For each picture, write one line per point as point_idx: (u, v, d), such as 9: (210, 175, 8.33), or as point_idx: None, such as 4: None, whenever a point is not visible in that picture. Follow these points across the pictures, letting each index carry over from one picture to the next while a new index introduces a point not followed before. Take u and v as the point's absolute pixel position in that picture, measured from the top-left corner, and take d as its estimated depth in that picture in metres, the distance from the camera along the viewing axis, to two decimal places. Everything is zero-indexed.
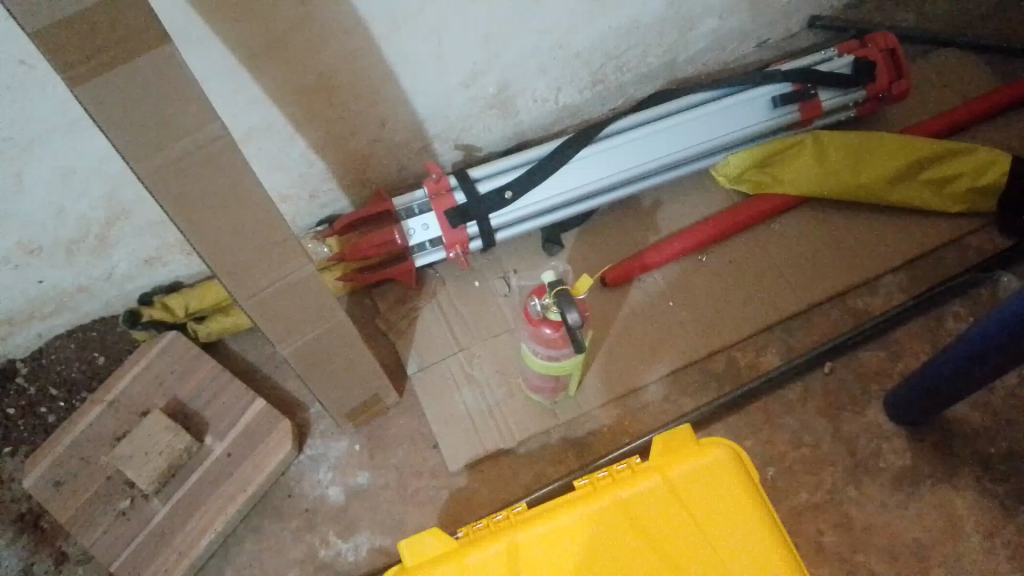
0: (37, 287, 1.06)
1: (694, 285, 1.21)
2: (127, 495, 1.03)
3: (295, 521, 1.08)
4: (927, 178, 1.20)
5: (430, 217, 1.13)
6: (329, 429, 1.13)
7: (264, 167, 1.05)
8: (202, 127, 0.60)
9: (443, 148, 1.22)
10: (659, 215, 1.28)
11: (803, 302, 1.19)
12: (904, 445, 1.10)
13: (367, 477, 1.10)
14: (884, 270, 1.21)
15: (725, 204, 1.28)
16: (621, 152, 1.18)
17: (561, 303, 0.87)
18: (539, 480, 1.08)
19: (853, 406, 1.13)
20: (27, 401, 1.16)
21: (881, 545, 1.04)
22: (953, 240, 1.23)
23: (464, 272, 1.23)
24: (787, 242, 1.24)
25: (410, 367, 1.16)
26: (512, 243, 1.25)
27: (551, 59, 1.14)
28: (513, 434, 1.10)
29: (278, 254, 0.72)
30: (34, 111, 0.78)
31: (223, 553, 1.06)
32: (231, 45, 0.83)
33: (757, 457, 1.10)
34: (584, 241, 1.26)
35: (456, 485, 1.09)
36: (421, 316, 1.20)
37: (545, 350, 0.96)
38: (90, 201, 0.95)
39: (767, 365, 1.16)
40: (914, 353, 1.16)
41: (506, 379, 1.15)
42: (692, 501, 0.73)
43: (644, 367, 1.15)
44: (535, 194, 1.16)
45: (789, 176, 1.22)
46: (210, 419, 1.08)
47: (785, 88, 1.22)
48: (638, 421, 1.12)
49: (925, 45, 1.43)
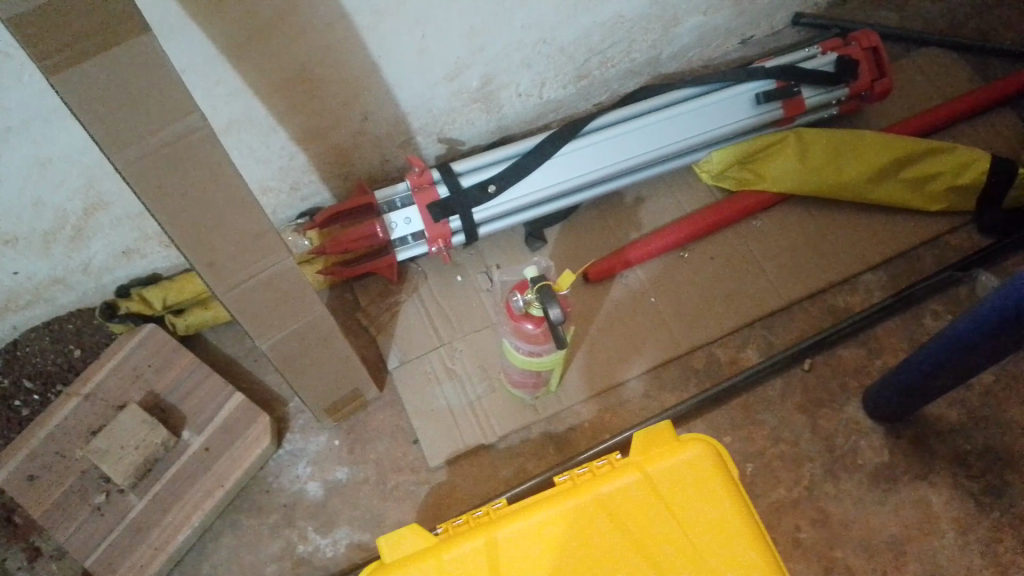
0: (12, 278, 1.04)
1: (676, 281, 1.21)
2: (103, 489, 1.02)
3: (273, 516, 1.07)
4: (908, 177, 1.21)
5: (412, 210, 1.11)
6: (309, 423, 1.13)
7: (244, 159, 1.03)
8: (181, 118, 0.59)
9: (426, 141, 1.21)
10: (642, 211, 1.28)
11: (784, 299, 1.20)
12: (881, 442, 1.11)
13: (347, 472, 1.09)
14: (864, 268, 1.22)
15: (707, 200, 1.29)
16: (605, 147, 1.17)
17: (542, 299, 0.86)
18: (519, 476, 1.08)
19: (832, 403, 1.13)
20: (1, 394, 1.14)
21: (858, 541, 1.05)
22: (931, 239, 1.24)
23: (446, 267, 1.23)
24: (769, 239, 1.25)
25: (391, 362, 1.15)
26: (494, 238, 1.25)
27: (535, 53, 1.14)
28: (494, 429, 1.10)
29: (257, 248, 0.71)
30: (8, 100, 0.77)
31: (200, 548, 1.05)
32: (210, 36, 0.82)
33: (737, 454, 1.10)
34: (567, 236, 1.26)
35: (436, 480, 1.08)
36: (403, 311, 1.19)
37: (527, 345, 0.96)
38: (66, 192, 0.93)
39: (748, 362, 1.17)
40: (892, 350, 1.17)
41: (488, 374, 1.14)
42: (672, 498, 0.74)
43: (625, 363, 1.15)
44: (519, 188, 1.15)
45: (771, 173, 1.22)
46: (188, 413, 1.06)
47: (768, 85, 1.22)
48: (619, 416, 1.12)
49: (907, 44, 1.44)
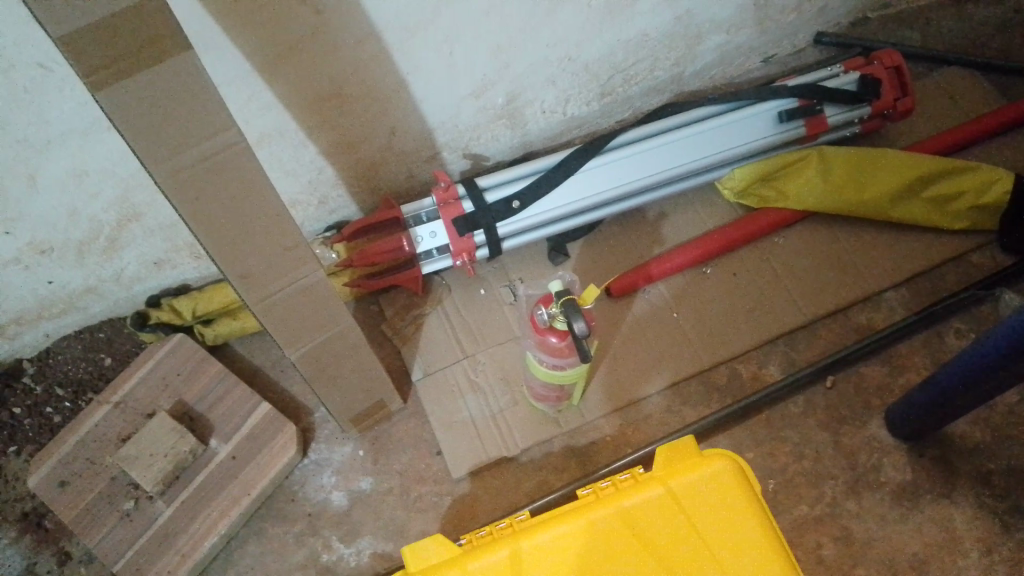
0: (47, 287, 1.06)
1: (698, 296, 1.22)
2: (131, 496, 1.03)
3: (298, 524, 1.08)
4: (932, 195, 1.22)
5: (437, 224, 1.13)
6: (334, 433, 1.14)
7: (275, 173, 1.06)
8: (220, 133, 0.61)
9: (452, 156, 1.23)
10: (664, 227, 1.29)
11: (807, 316, 1.20)
12: (904, 459, 1.11)
13: (371, 482, 1.10)
14: (886, 285, 1.22)
15: (729, 216, 1.30)
16: (628, 163, 1.18)
17: (567, 312, 0.87)
18: (541, 489, 1.09)
19: (855, 419, 1.14)
20: (33, 401, 1.17)
21: (881, 559, 1.04)
22: (955, 257, 1.24)
23: (471, 280, 1.24)
24: (791, 256, 1.25)
25: (415, 374, 1.17)
26: (518, 252, 1.26)
27: (560, 71, 1.16)
28: (517, 442, 1.11)
29: (290, 259, 0.73)
30: (51, 113, 0.79)
31: (226, 554, 1.06)
32: (247, 53, 0.84)
33: (759, 469, 1.11)
34: (590, 250, 1.27)
35: (459, 492, 1.09)
36: (427, 323, 1.21)
37: (550, 359, 0.97)
38: (102, 203, 0.95)
39: (770, 377, 1.17)
40: (915, 368, 1.17)
41: (510, 387, 1.15)
42: (696, 512, 0.74)
43: (645, 379, 1.16)
44: (543, 204, 1.17)
45: (794, 190, 1.23)
46: (215, 422, 1.08)
47: (791, 103, 1.23)
48: (641, 431, 1.13)
49: (929, 63, 1.44)
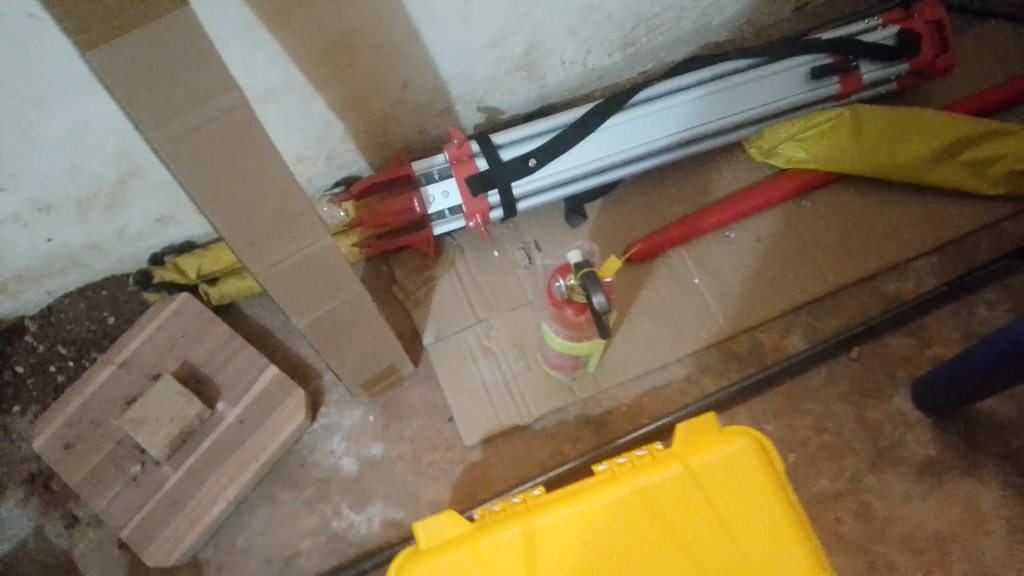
0: (47, 245, 1.03)
1: (719, 262, 1.18)
2: (138, 460, 1.02)
3: (308, 489, 1.06)
4: (969, 158, 1.16)
5: (450, 183, 1.09)
6: (344, 397, 1.11)
7: (282, 128, 1.01)
8: (221, 98, 0.56)
9: (465, 110, 1.18)
10: (686, 187, 1.23)
11: (832, 284, 1.16)
12: (928, 435, 1.08)
13: (382, 448, 1.08)
14: (917, 253, 1.18)
15: (755, 177, 1.24)
16: (652, 120, 1.13)
17: (586, 285, 0.83)
18: (555, 458, 1.07)
19: (879, 392, 1.10)
20: (37, 358, 1.14)
21: (901, 536, 1.03)
22: (989, 225, 1.19)
23: (485, 242, 1.20)
24: (817, 221, 1.20)
25: (427, 337, 1.13)
26: (534, 212, 1.22)
27: (581, 21, 1.09)
28: (530, 409, 1.09)
29: (297, 227, 0.69)
30: (39, 66, 0.74)
31: (235, 519, 1.05)
32: (251, 3, 0.78)
33: (777, 443, 1.08)
34: (609, 212, 1.22)
35: (471, 460, 1.07)
36: (439, 286, 1.17)
37: (567, 330, 0.94)
38: (102, 159, 0.91)
39: (792, 348, 1.14)
40: (943, 341, 1.13)
41: (524, 353, 1.12)
42: (717, 491, 0.72)
43: (664, 347, 1.12)
44: (561, 162, 1.11)
45: (824, 151, 1.17)
46: (222, 385, 1.05)
47: (824, 59, 1.17)
48: (658, 401, 1.10)
49: (971, 16, 1.36)
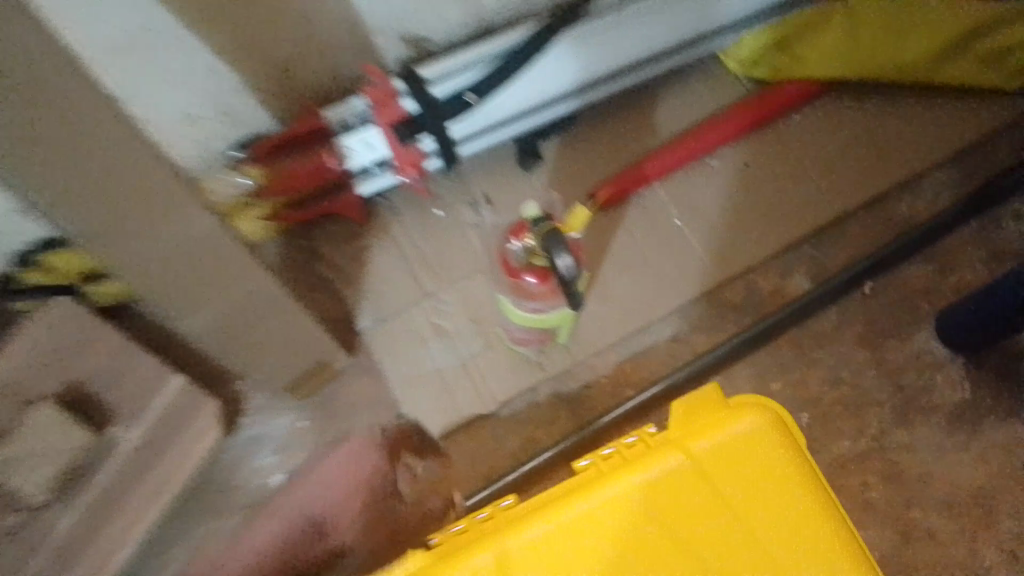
0: None
1: (700, 197, 1.00)
2: (9, 511, 0.79)
3: (237, 514, 0.89)
4: (986, 51, 0.97)
5: (372, 132, 0.87)
6: (267, 402, 0.93)
7: (154, 83, 0.81)
8: None
9: (386, 41, 0.92)
10: (655, 112, 1.05)
11: (834, 212, 0.99)
12: (960, 375, 0.92)
13: (320, 458, 0.91)
14: (928, 165, 1.01)
15: (734, 93, 1.05)
16: (612, 35, 0.93)
17: (548, 244, 0.66)
18: (528, 448, 0.89)
19: (899, 332, 0.94)
20: None
21: (940, 497, 0.87)
22: (1009, 125, 1.02)
23: (423, 199, 1.00)
24: (810, 140, 1.03)
25: (362, 320, 0.95)
26: (478, 158, 1.02)
27: None
28: (495, 395, 0.91)
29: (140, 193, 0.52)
30: None
31: (147, 562, 0.87)
32: None
33: (787, 403, 0.92)
34: (568, 151, 1.03)
35: (428, 459, 0.90)
36: (374, 259, 0.98)
37: (528, 300, 0.75)
38: None
39: (796, 290, 0.96)
40: (968, 264, 0.97)
41: (481, 329, 0.94)
42: (731, 481, 0.58)
43: (645, 305, 0.95)
44: (505, 96, 0.91)
45: (812, 57, 1.00)
46: (115, 405, 0.83)
47: None
48: (643, 368, 0.93)
49: None
